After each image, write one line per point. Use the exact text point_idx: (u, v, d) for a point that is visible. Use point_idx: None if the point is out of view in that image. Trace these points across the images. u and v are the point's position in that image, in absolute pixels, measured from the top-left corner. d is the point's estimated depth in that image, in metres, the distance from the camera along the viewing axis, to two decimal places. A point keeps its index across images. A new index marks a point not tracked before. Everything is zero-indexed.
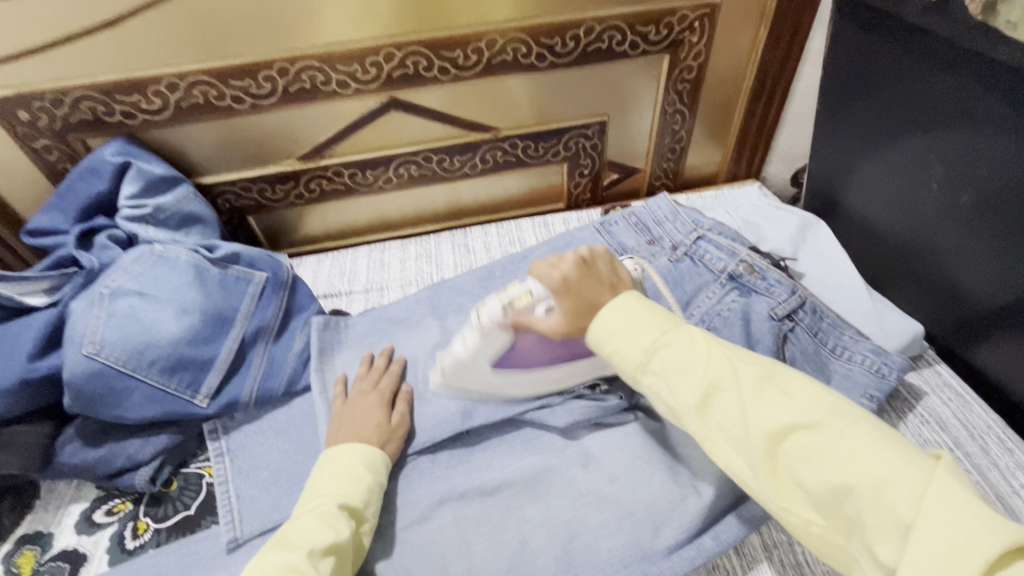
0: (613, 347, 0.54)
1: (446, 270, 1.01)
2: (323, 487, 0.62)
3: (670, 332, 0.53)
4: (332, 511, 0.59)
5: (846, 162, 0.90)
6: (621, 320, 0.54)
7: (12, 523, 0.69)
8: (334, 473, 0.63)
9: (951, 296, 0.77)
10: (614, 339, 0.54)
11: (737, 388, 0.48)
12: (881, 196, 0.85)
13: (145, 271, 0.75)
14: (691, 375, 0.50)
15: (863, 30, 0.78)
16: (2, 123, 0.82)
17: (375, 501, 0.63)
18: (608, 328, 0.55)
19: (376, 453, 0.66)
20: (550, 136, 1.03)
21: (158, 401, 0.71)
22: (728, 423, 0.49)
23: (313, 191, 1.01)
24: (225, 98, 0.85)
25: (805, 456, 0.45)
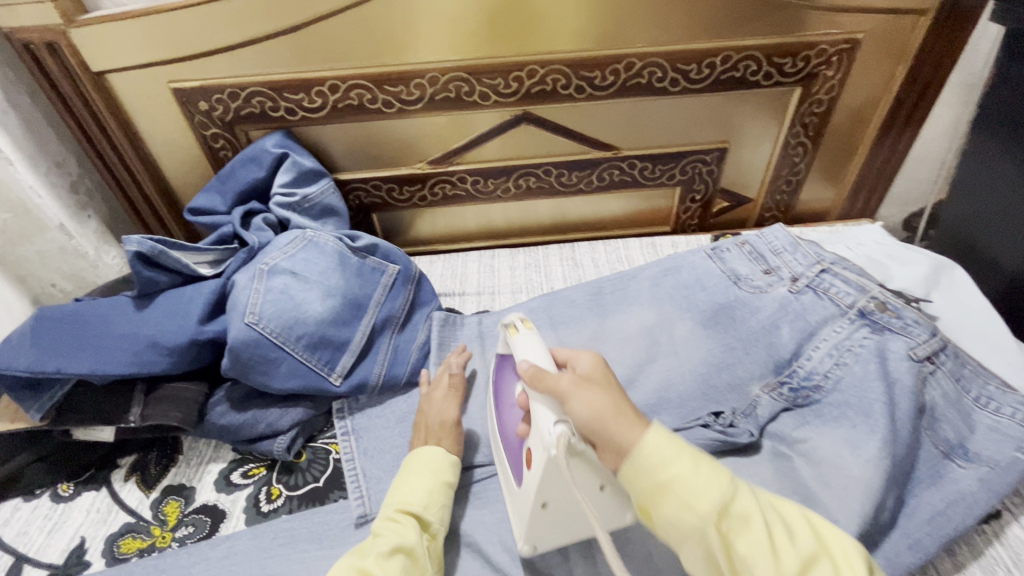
0: (678, 490, 0.48)
1: (555, 281, 1.04)
2: (385, 501, 0.64)
3: (737, 499, 0.47)
4: (396, 517, 0.61)
5: (964, 183, 0.94)
6: (684, 456, 0.49)
7: (158, 474, 0.75)
8: (397, 484, 0.66)
9: None
10: (677, 485, 0.48)
11: (828, 563, 0.45)
12: (997, 213, 0.88)
13: (297, 253, 0.80)
14: (791, 547, 0.46)
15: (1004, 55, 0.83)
16: (183, 111, 0.91)
17: (438, 503, 0.64)
18: (660, 458, 0.49)
19: (440, 455, 0.68)
20: (668, 160, 1.05)
21: (300, 374, 0.75)
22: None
23: (436, 195, 1.07)
24: (377, 101, 0.92)
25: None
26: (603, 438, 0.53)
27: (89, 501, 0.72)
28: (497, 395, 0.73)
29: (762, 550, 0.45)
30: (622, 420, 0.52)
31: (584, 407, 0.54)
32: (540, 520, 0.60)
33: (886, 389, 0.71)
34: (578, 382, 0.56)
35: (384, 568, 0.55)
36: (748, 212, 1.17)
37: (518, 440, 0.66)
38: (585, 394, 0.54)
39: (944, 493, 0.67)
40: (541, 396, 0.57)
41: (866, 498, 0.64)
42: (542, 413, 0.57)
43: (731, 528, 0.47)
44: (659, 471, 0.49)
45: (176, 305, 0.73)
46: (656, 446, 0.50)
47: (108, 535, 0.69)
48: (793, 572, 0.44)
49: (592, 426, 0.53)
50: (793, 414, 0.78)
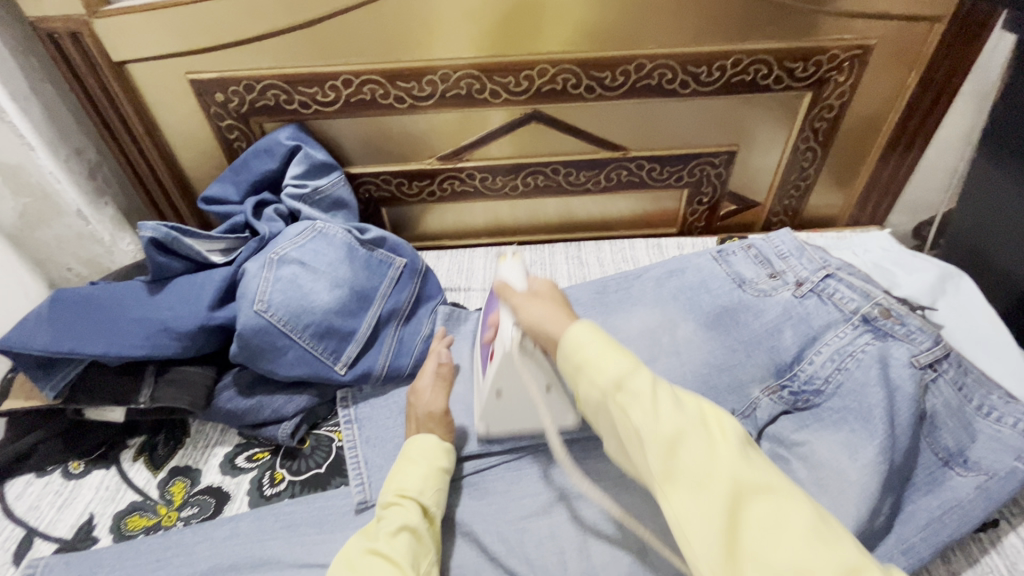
0: (591, 367, 0.54)
1: (561, 279, 1.05)
2: (383, 488, 0.66)
3: (639, 378, 0.52)
4: (397, 502, 0.63)
5: (975, 192, 0.93)
6: (603, 348, 0.55)
7: (165, 455, 0.77)
8: (394, 472, 0.67)
9: None
10: (588, 364, 0.55)
11: (706, 435, 0.49)
12: (1007, 223, 0.87)
13: (307, 243, 0.82)
14: (671, 411, 0.50)
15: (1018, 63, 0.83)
16: (200, 101, 0.93)
17: (433, 486, 0.65)
18: (597, 353, 0.54)
19: (434, 442, 0.69)
20: (676, 162, 1.05)
21: (306, 362, 0.77)
22: (698, 472, 0.47)
23: (445, 190, 1.08)
24: (389, 97, 0.93)
25: (766, 524, 0.44)
26: (542, 337, 0.61)
27: (98, 479, 0.74)
28: (482, 315, 0.78)
29: (647, 417, 0.50)
30: (560, 322, 0.59)
31: (535, 312, 0.62)
32: (495, 407, 0.69)
33: (886, 395, 0.71)
34: (530, 296, 0.65)
35: (393, 551, 0.58)
36: (755, 216, 1.17)
37: (485, 347, 0.74)
38: (534, 305, 0.63)
39: (941, 500, 0.67)
40: (504, 306, 0.67)
41: (862, 502, 0.64)
42: (503, 319, 0.66)
43: (669, 432, 0.50)
44: (578, 353, 0.56)
45: (187, 291, 0.75)
46: (582, 335, 0.57)
47: (116, 512, 0.71)
48: (667, 435, 0.49)
49: (538, 327, 0.61)
50: (792, 418, 0.78)
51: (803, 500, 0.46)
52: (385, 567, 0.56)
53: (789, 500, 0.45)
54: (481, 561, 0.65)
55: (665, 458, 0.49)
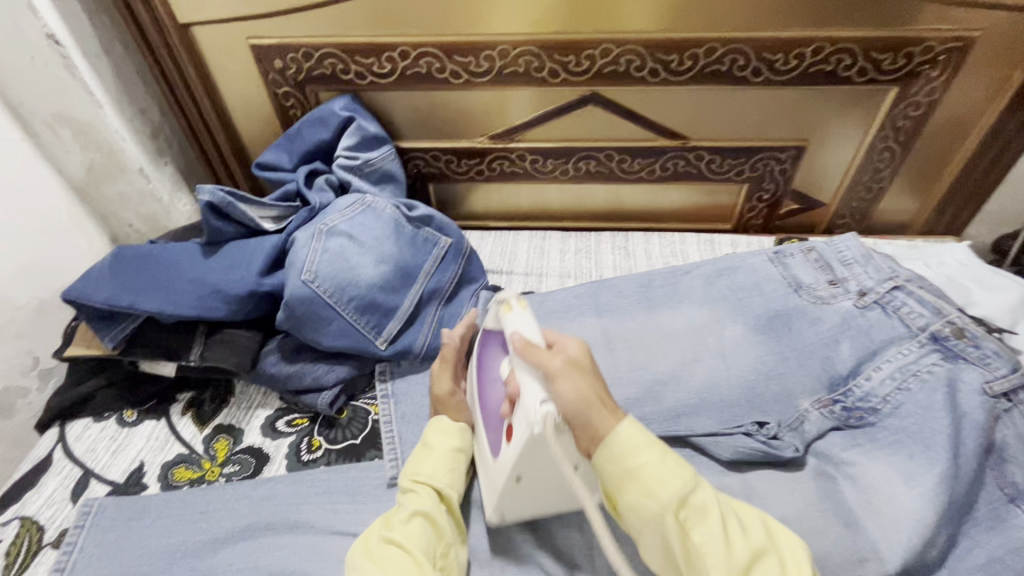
0: (624, 455, 0.51)
1: (605, 269, 1.02)
2: (400, 476, 0.67)
3: (665, 460, 0.51)
4: (414, 487, 0.64)
5: None
6: (647, 441, 0.51)
7: (211, 412, 0.79)
8: (409, 456, 0.68)
9: None
10: (637, 470, 0.50)
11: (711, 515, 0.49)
12: None
13: (356, 217, 0.82)
14: (693, 497, 0.49)
15: None
16: (260, 67, 0.94)
17: (447, 469, 0.66)
18: (632, 446, 0.50)
19: (448, 423, 0.70)
20: (739, 155, 1.00)
21: (349, 334, 0.78)
22: (716, 557, 0.47)
23: (494, 170, 1.06)
24: (445, 71, 0.91)
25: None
26: (584, 424, 0.53)
27: (149, 429, 0.78)
28: (482, 367, 0.69)
29: (660, 504, 0.49)
30: (600, 409, 0.52)
31: (568, 388, 0.53)
32: (509, 491, 0.61)
33: (953, 422, 0.66)
34: (567, 365, 0.55)
35: (407, 534, 0.58)
36: (818, 217, 1.10)
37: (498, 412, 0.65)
38: (567, 381, 0.54)
39: (1002, 539, 0.63)
40: (529, 370, 0.57)
41: (915, 533, 0.61)
42: (527, 390, 0.56)
43: (688, 519, 0.49)
44: (628, 458, 0.50)
45: (240, 256, 0.76)
46: (628, 438, 0.51)
47: (164, 462, 0.74)
48: (689, 516, 0.49)
49: (573, 414, 0.53)
50: (843, 434, 0.74)
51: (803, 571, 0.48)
52: (400, 552, 0.56)
53: (789, 569, 0.48)
54: (508, 547, 0.65)
55: (687, 544, 0.48)
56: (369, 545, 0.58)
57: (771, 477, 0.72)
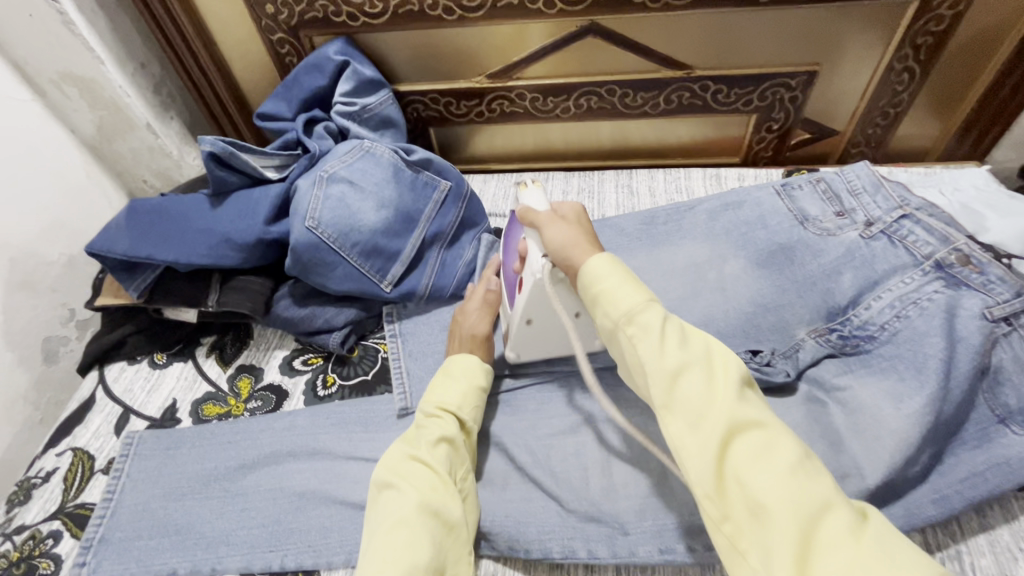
0: (603, 291, 0.55)
1: (608, 209, 1.02)
2: (426, 398, 0.69)
3: (652, 307, 0.52)
4: (440, 413, 0.67)
5: None
6: (614, 273, 0.55)
7: (233, 354, 0.85)
8: (437, 382, 0.71)
9: None
10: (604, 293, 0.55)
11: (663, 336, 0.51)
12: None
13: (355, 162, 0.83)
14: (677, 346, 0.50)
15: None
16: (252, 14, 0.93)
17: (472, 403, 0.69)
18: (596, 272, 0.55)
19: (479, 363, 0.73)
20: (746, 83, 0.95)
21: (354, 279, 0.81)
22: (695, 406, 0.48)
23: (494, 111, 1.04)
24: (438, 8, 0.89)
25: (757, 455, 0.45)
26: (566, 262, 0.60)
27: (179, 370, 0.84)
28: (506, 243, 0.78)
29: (653, 350, 0.50)
30: (582, 250, 0.58)
31: (558, 235, 0.61)
32: (524, 333, 0.71)
33: (947, 347, 0.66)
34: (556, 217, 0.63)
35: (434, 459, 0.62)
36: (832, 146, 1.06)
37: (514, 274, 0.74)
38: (558, 227, 0.62)
39: (987, 457, 0.65)
40: (531, 231, 0.66)
41: (896, 450, 0.63)
42: (532, 248, 0.65)
43: (633, 334, 0.52)
44: (595, 283, 0.55)
45: (245, 206, 0.79)
46: (601, 267, 0.56)
47: (194, 399, 0.81)
48: (672, 367, 0.49)
49: (560, 250, 0.60)
50: (837, 362, 0.75)
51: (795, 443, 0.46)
52: (427, 471, 0.61)
53: (780, 439, 0.46)
54: (509, 469, 0.69)
55: (665, 389, 0.50)
56: (397, 462, 0.62)
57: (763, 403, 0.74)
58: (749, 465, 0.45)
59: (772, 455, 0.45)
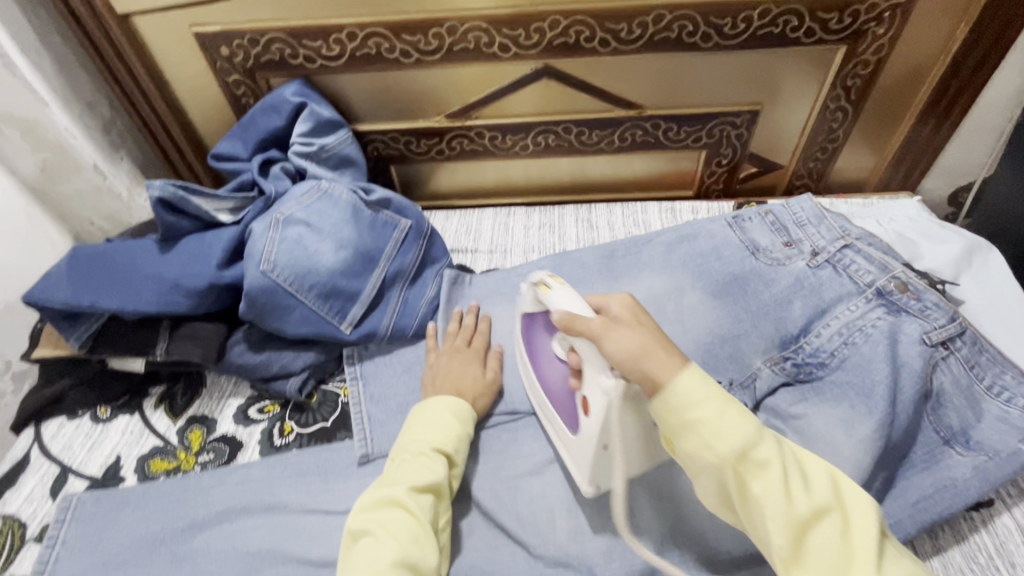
0: (680, 403, 0.51)
1: (568, 242, 1.03)
2: (414, 436, 0.67)
3: (727, 410, 0.50)
4: (428, 454, 0.65)
5: None
6: (710, 397, 0.51)
7: (184, 404, 0.81)
8: (423, 422, 0.69)
9: None
10: (701, 423, 0.50)
11: (725, 418, 0.50)
12: None
13: (312, 204, 0.83)
14: (746, 435, 0.50)
15: None
16: (206, 56, 0.92)
17: (463, 448, 0.69)
18: (689, 399, 0.51)
19: (466, 407, 0.72)
20: (695, 122, 1.00)
21: (312, 321, 0.79)
22: (770, 495, 0.49)
23: (454, 149, 1.06)
24: (395, 51, 0.90)
25: (838, 545, 0.47)
26: (638, 374, 0.53)
27: (124, 424, 0.79)
28: (533, 353, 0.73)
29: (722, 440, 0.50)
30: (657, 361, 0.53)
31: (621, 342, 0.54)
32: (603, 464, 0.62)
33: (891, 372, 0.69)
34: (608, 322, 0.56)
35: (418, 504, 0.60)
36: (777, 179, 1.11)
37: (565, 389, 0.67)
38: (619, 335, 0.55)
39: (934, 479, 0.67)
40: (582, 342, 0.59)
41: (850, 477, 0.65)
42: (589, 357, 0.59)
43: (700, 422, 0.51)
44: (688, 410, 0.51)
45: (197, 250, 0.77)
46: (685, 384, 0.51)
47: (140, 455, 0.76)
48: (747, 462, 0.49)
49: (627, 362, 0.54)
50: (792, 389, 0.77)
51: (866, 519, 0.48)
52: (410, 517, 0.59)
53: (858, 521, 0.48)
54: (475, 515, 0.68)
55: (738, 478, 0.50)
56: (377, 504, 0.60)
57: None
58: (829, 548, 0.47)
59: (856, 547, 0.46)
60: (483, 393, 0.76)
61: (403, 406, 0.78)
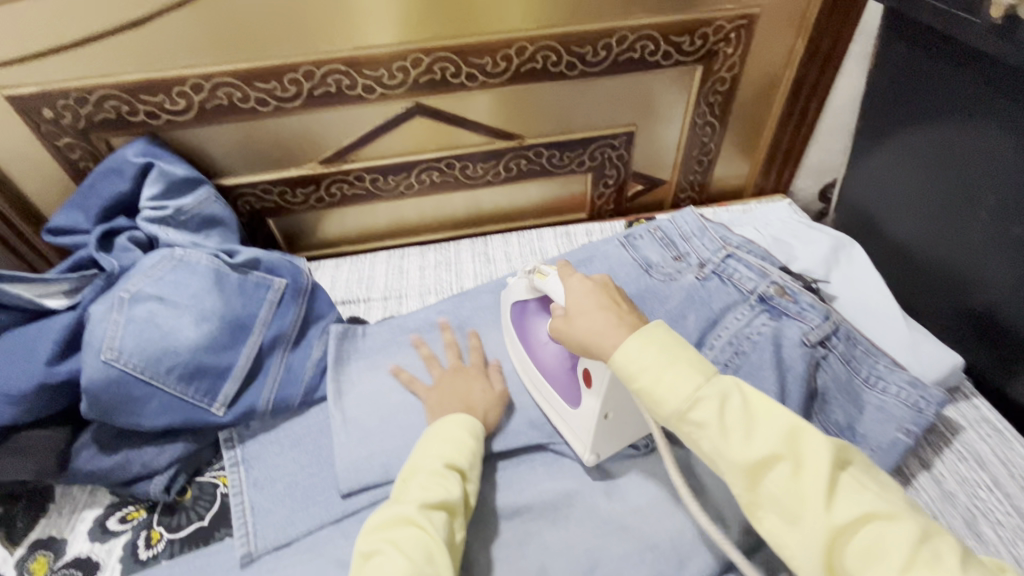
0: (615, 356, 0.53)
1: (466, 279, 1.00)
2: (424, 454, 0.62)
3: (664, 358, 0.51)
4: (441, 471, 0.61)
5: (890, 188, 0.83)
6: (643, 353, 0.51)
7: (24, 527, 0.69)
8: (437, 438, 0.64)
9: (994, 326, 0.72)
10: (617, 363, 0.53)
11: (723, 412, 0.48)
12: (919, 222, 0.79)
13: (165, 275, 0.74)
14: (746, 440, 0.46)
15: (911, 46, 0.73)
16: (25, 121, 0.81)
17: (476, 468, 0.64)
18: (667, 395, 0.49)
19: (477, 424, 0.68)
20: (575, 146, 1.01)
21: (175, 408, 0.71)
22: (786, 505, 0.44)
23: (334, 195, 1.00)
24: (249, 100, 0.84)
25: (786, 483, 0.45)
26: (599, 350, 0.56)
27: None
28: (524, 337, 0.76)
29: (724, 444, 0.47)
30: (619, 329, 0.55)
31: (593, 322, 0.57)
32: (604, 429, 0.65)
33: (778, 378, 0.72)
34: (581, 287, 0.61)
35: (429, 522, 0.55)
36: (663, 194, 1.14)
37: (557, 365, 0.71)
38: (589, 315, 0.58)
39: None
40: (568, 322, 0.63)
41: None
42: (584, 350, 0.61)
43: (691, 428, 0.49)
44: (634, 376, 0.51)
45: (21, 347, 0.67)
46: (636, 349, 0.52)
47: None
48: (682, 412, 0.48)
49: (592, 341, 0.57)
50: None
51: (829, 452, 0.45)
52: (422, 535, 0.54)
53: (810, 448, 0.45)
54: None
55: (750, 485, 0.46)
56: (389, 523, 0.56)
57: (627, 466, 0.70)
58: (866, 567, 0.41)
59: (808, 491, 0.44)
60: (493, 406, 0.73)
61: (292, 488, 0.71)
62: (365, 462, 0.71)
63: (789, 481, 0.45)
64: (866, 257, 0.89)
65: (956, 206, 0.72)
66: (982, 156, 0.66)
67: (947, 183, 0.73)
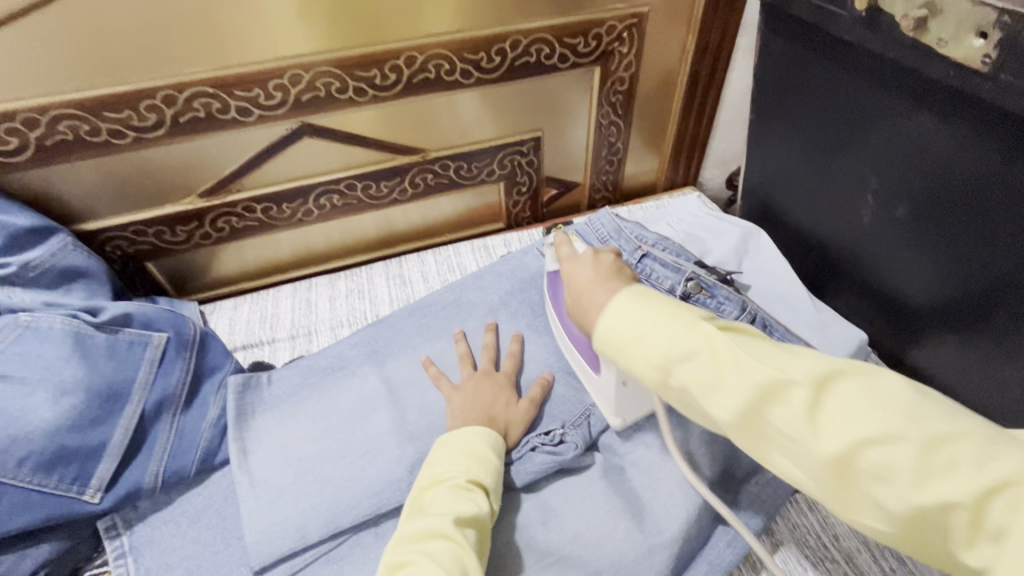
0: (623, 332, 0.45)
1: (380, 305, 0.93)
2: (450, 464, 0.58)
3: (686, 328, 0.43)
4: (466, 486, 0.57)
5: (784, 178, 0.86)
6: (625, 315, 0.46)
7: None
8: (460, 447, 0.60)
9: (892, 301, 0.75)
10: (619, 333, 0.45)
11: (711, 358, 0.41)
12: (815, 206, 0.82)
13: (6, 348, 0.63)
14: (730, 376, 0.41)
15: (786, 41, 0.75)
16: None
17: (499, 486, 0.61)
18: (634, 329, 0.45)
19: (499, 441, 0.63)
20: (482, 156, 0.97)
21: (34, 506, 0.60)
22: (787, 441, 0.38)
23: (222, 230, 0.90)
24: (100, 133, 0.73)
25: (881, 470, 0.35)
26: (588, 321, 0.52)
27: None
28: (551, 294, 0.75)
29: (706, 384, 0.41)
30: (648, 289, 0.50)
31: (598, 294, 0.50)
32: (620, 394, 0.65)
33: None
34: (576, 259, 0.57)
35: (465, 538, 0.52)
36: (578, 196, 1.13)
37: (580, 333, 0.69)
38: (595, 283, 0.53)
39: None
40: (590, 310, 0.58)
41: (688, 500, 0.62)
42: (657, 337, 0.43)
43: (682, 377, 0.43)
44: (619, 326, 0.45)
45: None
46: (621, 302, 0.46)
47: None
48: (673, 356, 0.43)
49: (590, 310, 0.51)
50: None
51: (910, 414, 0.35)
52: (456, 548, 0.51)
53: (851, 400, 0.37)
54: None
55: (750, 422, 0.40)
56: (420, 534, 0.52)
57: (563, 488, 0.66)
58: (878, 480, 0.35)
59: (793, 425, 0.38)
60: (517, 422, 0.68)
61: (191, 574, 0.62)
62: (277, 529, 0.63)
63: (795, 414, 0.38)
64: (772, 244, 0.91)
65: (846, 189, 0.75)
66: (864, 140, 0.69)
67: (845, 175, 0.74)
